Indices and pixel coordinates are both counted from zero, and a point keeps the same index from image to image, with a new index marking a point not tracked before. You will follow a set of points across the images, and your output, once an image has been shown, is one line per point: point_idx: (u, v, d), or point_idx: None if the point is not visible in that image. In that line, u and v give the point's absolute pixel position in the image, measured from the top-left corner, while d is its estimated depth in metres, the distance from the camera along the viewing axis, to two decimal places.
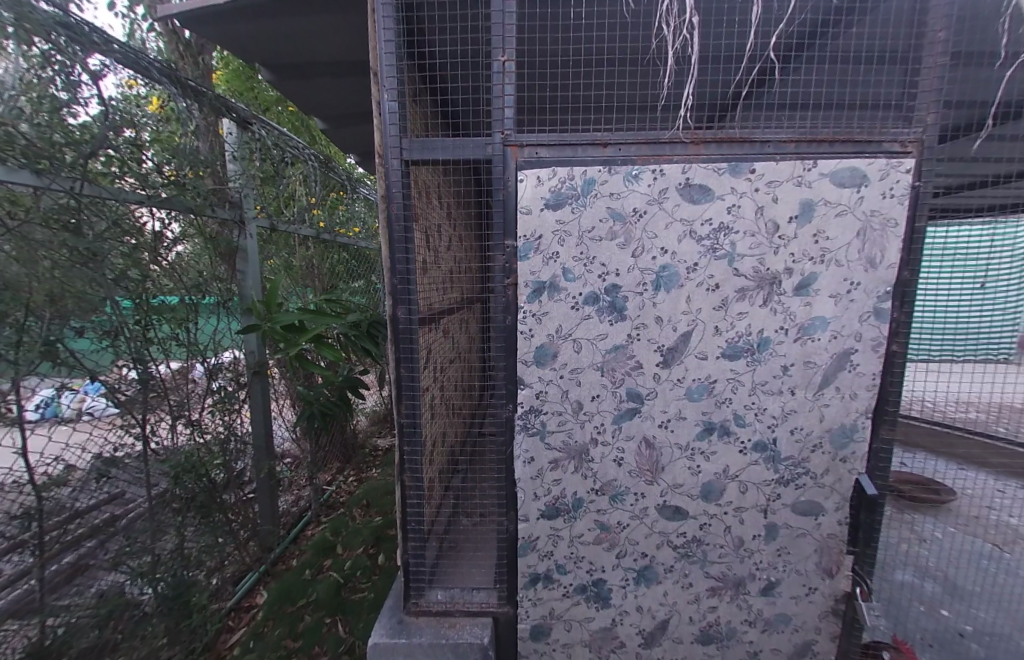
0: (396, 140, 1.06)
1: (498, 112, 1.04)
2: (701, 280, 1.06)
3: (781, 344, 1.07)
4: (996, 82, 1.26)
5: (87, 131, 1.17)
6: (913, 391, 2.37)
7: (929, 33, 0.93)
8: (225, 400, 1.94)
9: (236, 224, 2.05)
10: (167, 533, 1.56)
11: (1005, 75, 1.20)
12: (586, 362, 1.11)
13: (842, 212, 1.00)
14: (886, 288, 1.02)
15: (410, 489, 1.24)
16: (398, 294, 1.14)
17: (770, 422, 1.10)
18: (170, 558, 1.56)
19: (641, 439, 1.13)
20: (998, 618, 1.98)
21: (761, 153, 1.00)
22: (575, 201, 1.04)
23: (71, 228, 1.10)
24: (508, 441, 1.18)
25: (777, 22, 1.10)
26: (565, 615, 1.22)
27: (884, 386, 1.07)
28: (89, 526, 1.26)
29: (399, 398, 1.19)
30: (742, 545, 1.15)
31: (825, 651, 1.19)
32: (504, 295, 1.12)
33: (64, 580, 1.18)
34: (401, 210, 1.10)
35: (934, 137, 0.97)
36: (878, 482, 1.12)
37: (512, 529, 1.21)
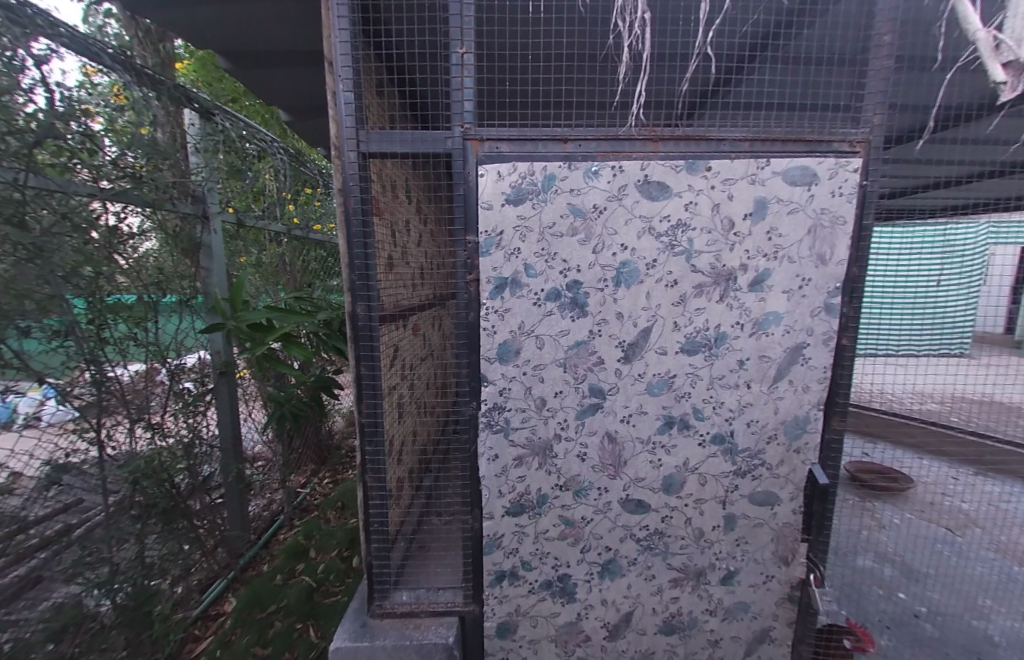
0: (352, 132, 1.03)
1: (457, 105, 1.02)
2: (660, 276, 1.07)
3: (737, 339, 1.09)
4: (938, 85, 1.32)
5: (32, 121, 1.09)
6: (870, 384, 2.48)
7: (875, 35, 0.95)
8: (188, 402, 1.86)
9: (199, 218, 1.96)
10: (127, 541, 1.48)
11: (946, 78, 1.26)
12: (549, 358, 1.11)
13: (795, 210, 1.02)
14: (835, 284, 1.05)
15: (372, 490, 1.22)
16: (357, 290, 1.11)
17: (728, 415, 1.12)
18: (131, 567, 1.48)
19: (604, 434, 1.14)
20: (950, 599, 2.09)
21: (717, 151, 1.02)
22: (535, 196, 1.03)
23: (16, 221, 1.03)
24: (472, 438, 1.17)
25: (734, 22, 1.11)
26: (531, 611, 1.22)
27: (835, 378, 1.11)
28: (41, 537, 1.18)
29: (360, 397, 1.16)
30: (702, 536, 1.18)
31: (782, 637, 1.23)
32: (466, 290, 1.10)
33: (13, 594, 1.09)
34: (359, 204, 1.07)
35: (880, 138, 1.00)
36: (830, 471, 1.16)
37: (477, 527, 1.20)
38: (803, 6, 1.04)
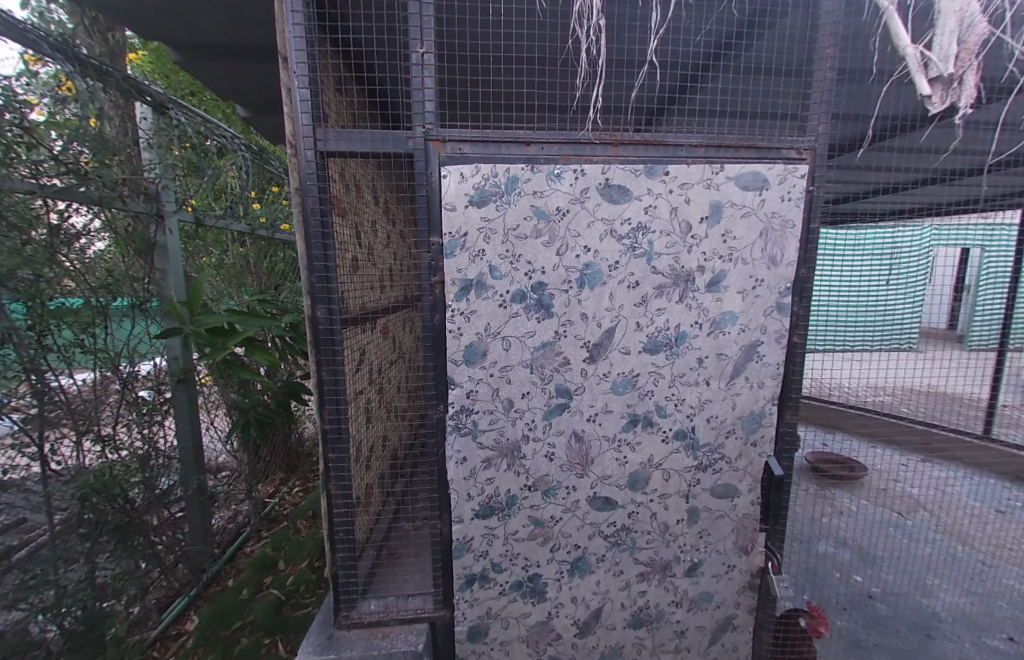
0: (309, 130, 1.00)
1: (418, 104, 1.00)
2: (622, 277, 1.09)
3: (696, 338, 1.12)
4: (875, 97, 1.42)
5: None
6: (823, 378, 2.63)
7: (819, 48, 1.00)
8: (142, 412, 1.76)
9: (153, 217, 1.85)
10: (77, 562, 1.38)
11: (880, 91, 1.35)
12: (515, 360, 1.11)
13: (747, 213, 1.07)
14: (786, 284, 1.10)
15: (336, 497, 1.19)
16: (317, 292, 1.08)
17: (689, 412, 1.16)
18: (81, 590, 1.38)
19: (571, 434, 1.16)
20: (900, 578, 2.23)
21: (674, 156, 1.05)
22: (499, 198, 1.03)
23: None
24: (439, 442, 1.16)
25: (690, 31, 1.14)
26: (502, 613, 1.21)
27: (787, 374, 1.16)
28: None
29: (322, 402, 1.13)
30: (667, 530, 1.21)
31: (744, 624, 1.28)
32: (431, 292, 1.09)
33: None
34: (317, 205, 1.04)
35: (824, 146, 1.06)
36: (785, 463, 1.21)
37: (447, 532, 1.19)
38: (756, 17, 1.08)
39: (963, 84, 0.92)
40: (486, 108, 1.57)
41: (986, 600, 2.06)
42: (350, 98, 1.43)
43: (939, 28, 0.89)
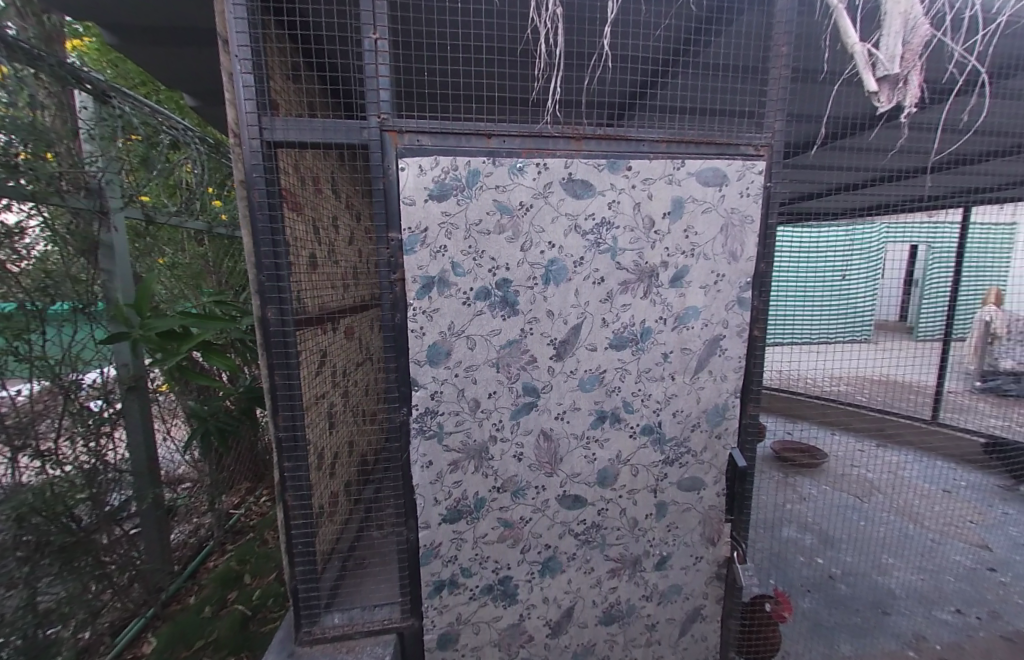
0: (254, 118, 0.94)
1: (372, 94, 0.95)
2: (587, 273, 1.08)
3: (661, 333, 1.13)
4: (826, 96, 1.46)
5: None
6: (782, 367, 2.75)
7: (774, 47, 1.01)
8: (89, 424, 1.62)
9: (96, 214, 1.69)
10: (17, 588, 1.26)
11: (831, 90, 1.39)
12: (481, 359, 1.08)
13: (708, 209, 1.08)
14: (745, 279, 1.13)
15: (294, 507, 1.13)
16: (266, 291, 1.02)
17: (655, 407, 1.16)
18: (23, 618, 1.26)
19: (539, 433, 1.14)
20: (859, 558, 2.34)
21: (636, 151, 1.05)
22: (460, 193, 0.99)
23: None
24: (403, 446, 1.11)
25: (649, 26, 1.13)
26: (473, 618, 1.19)
27: (749, 368, 1.18)
28: None
29: (275, 408, 1.07)
30: (636, 525, 1.21)
31: (712, 614, 1.30)
32: (391, 290, 1.03)
33: None
34: (264, 199, 0.98)
35: (780, 144, 1.07)
36: (747, 453, 1.24)
37: (413, 539, 1.15)
38: (715, 13, 1.08)
39: (908, 85, 0.96)
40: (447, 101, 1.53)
41: (936, 575, 2.20)
42: (302, 86, 1.35)
43: (887, 30, 0.92)
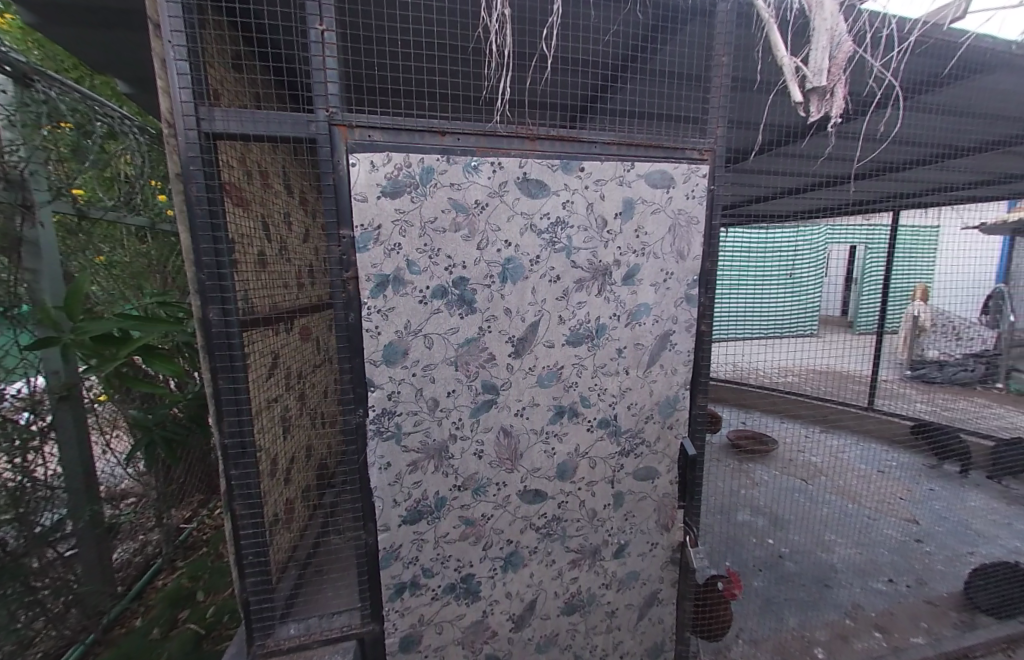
0: (191, 107, 0.90)
1: (319, 86, 0.93)
2: (544, 272, 1.10)
3: (615, 329, 1.17)
4: (763, 105, 1.55)
5: None
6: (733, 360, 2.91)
7: (715, 56, 1.07)
8: (17, 437, 1.46)
9: (18, 208, 1.54)
10: None
11: (767, 99, 1.47)
12: (439, 357, 1.08)
13: (657, 210, 1.13)
14: (692, 277, 1.19)
15: (242, 517, 1.10)
16: (207, 291, 0.97)
17: (611, 400, 1.20)
18: None
19: (498, 429, 1.15)
20: (805, 537, 2.52)
21: (588, 153, 1.07)
22: (413, 190, 0.98)
23: None
24: (360, 449, 1.08)
25: (598, 30, 1.16)
26: (435, 618, 1.18)
27: (697, 361, 1.25)
28: None
29: (220, 414, 1.03)
30: (595, 515, 1.25)
31: (668, 597, 1.36)
32: (344, 289, 1.00)
33: None
34: (203, 193, 0.94)
35: (722, 148, 1.14)
36: (697, 442, 1.31)
37: (372, 542, 1.12)
38: (661, 22, 1.12)
39: (834, 96, 1.05)
40: (398, 98, 1.49)
41: (871, 548, 2.40)
42: (244, 76, 1.30)
43: (815, 44, 1.00)
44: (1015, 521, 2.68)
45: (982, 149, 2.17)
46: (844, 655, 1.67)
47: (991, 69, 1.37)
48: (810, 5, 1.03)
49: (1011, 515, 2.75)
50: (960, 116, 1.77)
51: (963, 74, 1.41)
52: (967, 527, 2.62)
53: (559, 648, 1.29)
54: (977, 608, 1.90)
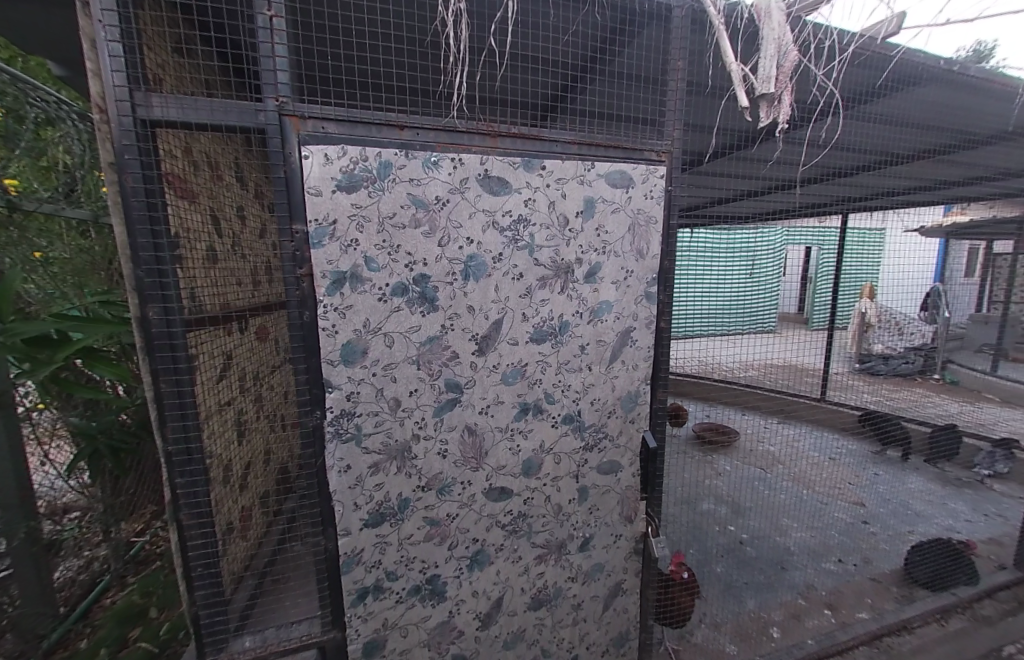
0: (125, 91, 0.84)
1: (267, 74, 0.88)
2: (506, 270, 1.10)
3: (578, 326, 1.19)
4: (716, 110, 1.62)
5: None
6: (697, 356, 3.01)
7: (671, 62, 1.11)
8: None
9: None
10: None
11: (720, 104, 1.53)
12: (400, 357, 1.05)
13: (617, 209, 1.15)
14: (651, 275, 1.23)
15: (190, 527, 1.05)
16: (145, 289, 0.92)
17: (575, 397, 1.22)
18: None
19: (463, 428, 1.14)
20: (764, 523, 2.65)
21: (550, 151, 1.08)
22: (371, 184, 0.95)
23: None
24: (317, 452, 1.04)
25: (558, 30, 1.16)
26: (400, 621, 1.16)
27: (657, 357, 1.29)
28: None
29: (163, 420, 0.98)
30: (560, 510, 1.27)
31: (632, 586, 1.40)
32: (298, 286, 0.96)
33: None
34: (140, 184, 0.88)
35: (678, 150, 1.17)
36: (658, 435, 1.35)
37: (331, 548, 1.09)
38: (620, 25, 1.14)
39: (780, 103, 1.10)
40: (355, 93, 1.45)
41: (823, 531, 2.56)
42: (185, 60, 1.22)
43: (764, 53, 1.06)
44: (947, 501, 2.93)
45: (917, 158, 2.35)
46: (797, 633, 1.76)
47: (921, 82, 1.48)
48: (758, 13, 1.07)
49: (944, 495, 3.01)
50: (898, 126, 1.90)
51: (898, 86, 1.51)
52: (907, 508, 2.84)
53: (526, 643, 1.30)
54: (915, 582, 2.06)
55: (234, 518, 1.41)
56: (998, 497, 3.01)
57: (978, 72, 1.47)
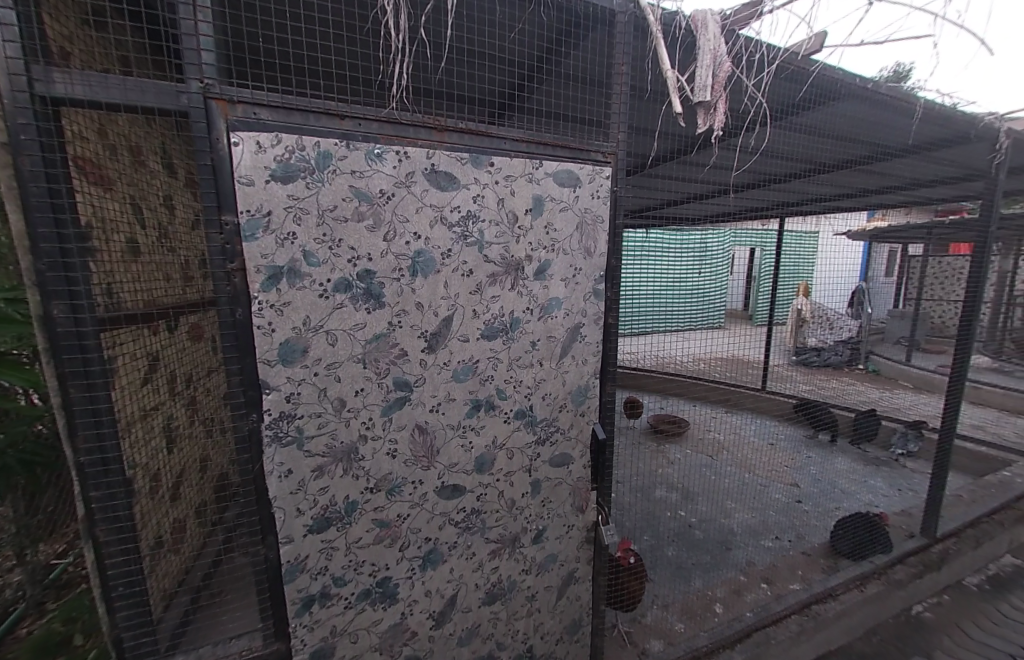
0: (19, 63, 0.74)
1: (190, 54, 0.82)
2: (456, 266, 1.09)
3: (528, 323, 1.21)
4: (658, 115, 1.70)
5: None
6: (650, 350, 3.13)
7: (615, 65, 1.15)
8: None
9: None
10: None
11: (661, 111, 1.61)
12: (344, 355, 1.01)
13: (565, 208, 1.18)
14: (598, 273, 1.27)
15: (109, 544, 0.96)
16: (48, 284, 0.82)
17: (526, 392, 1.24)
18: None
19: (413, 427, 1.12)
20: (711, 507, 2.83)
21: (498, 148, 1.09)
22: (309, 175, 0.90)
23: None
24: (254, 457, 0.98)
25: (505, 28, 1.16)
26: (349, 627, 1.12)
27: (605, 352, 1.34)
28: None
29: (73, 428, 0.89)
30: (514, 504, 1.28)
31: (585, 575, 1.45)
32: (229, 281, 0.89)
33: None
34: (40, 168, 0.79)
35: (623, 152, 1.22)
36: (607, 427, 1.40)
37: (272, 557, 1.03)
38: (566, 28, 1.17)
39: (716, 111, 1.17)
40: (296, 81, 1.37)
41: (762, 511, 2.77)
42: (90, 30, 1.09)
43: (701, 62, 1.13)
44: (867, 479, 3.27)
45: (842, 168, 2.58)
46: (737, 606, 1.89)
47: (839, 98, 1.63)
48: (696, 24, 1.15)
49: (865, 474, 3.35)
50: (823, 137, 2.08)
51: (819, 100, 1.65)
52: (834, 486, 3.13)
53: (481, 639, 1.30)
54: (839, 553, 2.27)
55: (164, 532, 1.38)
56: (909, 473, 3.39)
57: (888, 90, 1.63)
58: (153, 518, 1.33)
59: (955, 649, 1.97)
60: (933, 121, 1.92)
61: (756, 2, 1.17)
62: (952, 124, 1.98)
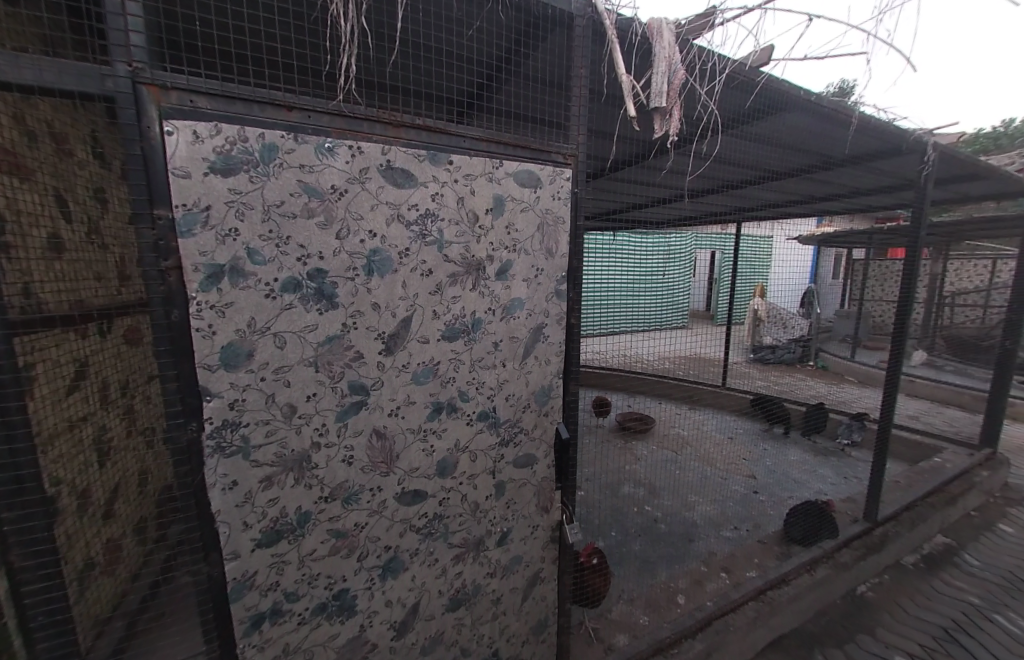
0: None
1: (116, 36, 0.76)
2: (414, 265, 1.06)
3: (490, 323, 1.20)
4: (619, 120, 1.75)
5: None
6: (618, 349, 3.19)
7: (574, 69, 1.18)
8: None
9: None
10: None
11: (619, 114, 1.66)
12: (294, 358, 0.96)
13: (525, 208, 1.18)
14: (560, 273, 1.28)
15: (24, 571, 0.86)
16: None
17: (489, 393, 1.23)
18: None
19: (370, 432, 1.08)
20: (675, 501, 2.92)
21: (457, 146, 1.07)
22: (252, 168, 0.85)
23: None
24: (194, 469, 0.91)
25: (463, 27, 1.15)
26: (303, 644, 1.07)
27: (567, 351, 1.36)
28: None
29: None
30: (477, 507, 1.27)
31: (550, 574, 1.45)
32: (161, 281, 0.82)
33: None
34: None
35: (583, 153, 1.24)
36: (570, 426, 1.42)
37: (216, 575, 0.96)
38: (526, 30, 1.18)
39: (671, 117, 1.21)
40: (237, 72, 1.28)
41: (723, 503, 2.90)
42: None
43: (656, 70, 1.16)
44: (817, 468, 3.48)
45: (792, 175, 2.74)
46: (700, 595, 1.96)
47: (788, 108, 1.73)
48: (651, 32, 1.18)
49: (815, 463, 3.57)
50: (773, 145, 2.20)
51: (767, 110, 1.75)
52: (787, 476, 3.32)
53: (445, 646, 1.28)
54: (792, 540, 2.40)
55: (94, 554, 1.27)
56: (854, 461, 3.64)
57: (830, 103, 1.76)
58: (82, 541, 1.21)
59: (894, 625, 2.13)
60: (869, 133, 2.07)
61: (708, 14, 1.21)
62: (887, 137, 2.14)
